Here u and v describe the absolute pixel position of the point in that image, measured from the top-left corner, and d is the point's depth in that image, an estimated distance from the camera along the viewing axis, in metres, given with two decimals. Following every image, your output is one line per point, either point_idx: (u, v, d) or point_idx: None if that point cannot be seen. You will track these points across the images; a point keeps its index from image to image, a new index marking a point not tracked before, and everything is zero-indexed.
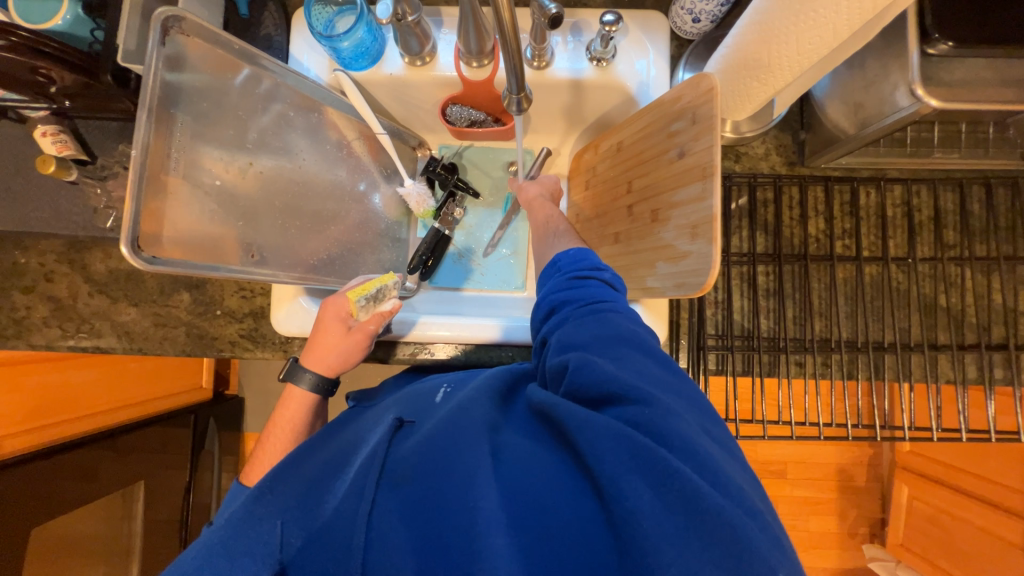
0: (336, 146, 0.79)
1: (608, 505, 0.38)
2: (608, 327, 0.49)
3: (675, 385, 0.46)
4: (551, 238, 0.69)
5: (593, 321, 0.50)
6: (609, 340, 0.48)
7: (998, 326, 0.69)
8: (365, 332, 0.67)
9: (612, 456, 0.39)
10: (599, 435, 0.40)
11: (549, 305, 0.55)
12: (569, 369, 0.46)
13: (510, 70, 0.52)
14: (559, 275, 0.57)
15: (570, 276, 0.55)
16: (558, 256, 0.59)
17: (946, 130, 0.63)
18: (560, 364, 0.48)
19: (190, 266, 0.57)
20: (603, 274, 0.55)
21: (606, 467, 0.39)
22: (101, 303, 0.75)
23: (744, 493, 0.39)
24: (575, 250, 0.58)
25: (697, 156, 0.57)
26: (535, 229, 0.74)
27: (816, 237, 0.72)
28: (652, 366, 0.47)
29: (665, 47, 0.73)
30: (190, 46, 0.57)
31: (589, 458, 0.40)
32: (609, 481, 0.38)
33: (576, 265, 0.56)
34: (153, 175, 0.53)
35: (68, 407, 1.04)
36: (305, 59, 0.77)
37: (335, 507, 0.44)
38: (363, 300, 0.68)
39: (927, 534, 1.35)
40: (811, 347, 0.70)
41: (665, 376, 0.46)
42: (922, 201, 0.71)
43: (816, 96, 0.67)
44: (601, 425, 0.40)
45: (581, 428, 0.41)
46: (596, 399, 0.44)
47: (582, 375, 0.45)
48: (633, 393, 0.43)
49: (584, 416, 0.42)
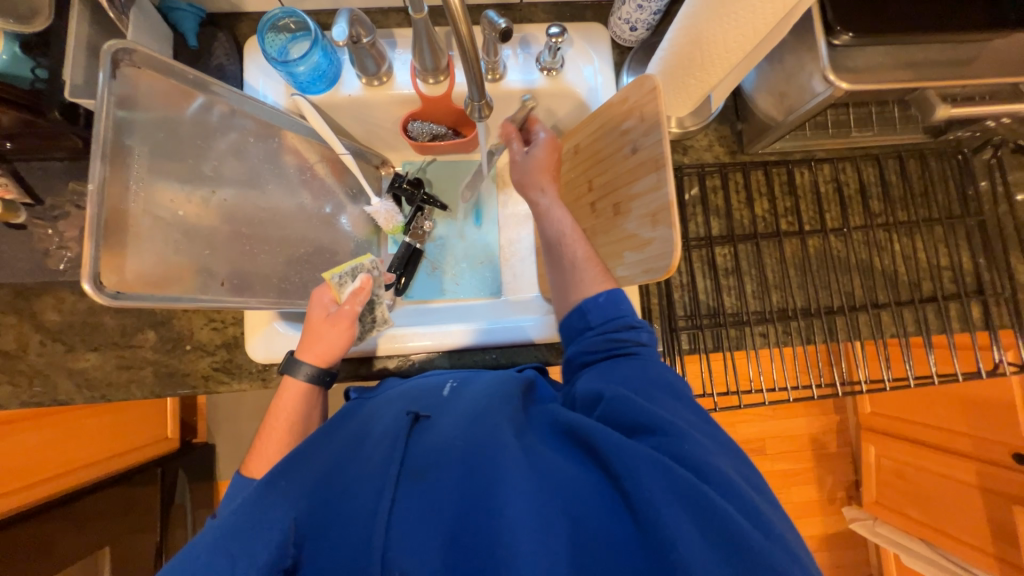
0: (297, 170, 0.80)
1: (639, 519, 0.41)
2: (645, 372, 0.53)
3: (706, 427, 0.50)
4: (572, 273, 0.61)
5: (626, 363, 0.54)
6: (646, 385, 0.52)
7: (927, 281, 0.77)
8: (348, 314, 0.67)
9: (656, 486, 0.42)
10: (641, 463, 0.43)
11: (584, 351, 0.57)
12: (609, 398, 0.50)
13: (471, 80, 0.54)
14: (591, 333, 0.57)
15: (605, 334, 0.56)
16: (585, 304, 0.58)
17: (860, 112, 0.73)
18: (597, 391, 0.52)
19: (156, 299, 0.56)
20: (641, 333, 0.57)
21: (645, 487, 0.42)
22: (56, 352, 0.71)
23: (772, 524, 0.42)
24: (606, 295, 0.57)
25: (648, 150, 0.62)
26: (548, 249, 0.64)
27: (763, 217, 0.78)
28: (686, 410, 0.50)
29: (608, 55, 0.78)
30: (140, 78, 0.56)
31: (626, 479, 0.43)
32: (644, 498, 0.41)
33: (610, 321, 0.57)
34: (113, 209, 0.51)
35: (21, 475, 0.95)
36: (261, 85, 0.77)
37: (350, 499, 0.46)
38: (340, 277, 0.71)
39: (896, 487, 1.42)
40: (772, 317, 0.76)
41: (699, 422, 0.50)
42: (848, 176, 0.79)
43: (745, 90, 0.75)
44: (643, 453, 0.43)
45: (620, 452, 0.44)
46: (631, 425, 0.48)
47: (622, 403, 0.49)
48: (671, 428, 0.46)
49: (623, 441, 0.44)
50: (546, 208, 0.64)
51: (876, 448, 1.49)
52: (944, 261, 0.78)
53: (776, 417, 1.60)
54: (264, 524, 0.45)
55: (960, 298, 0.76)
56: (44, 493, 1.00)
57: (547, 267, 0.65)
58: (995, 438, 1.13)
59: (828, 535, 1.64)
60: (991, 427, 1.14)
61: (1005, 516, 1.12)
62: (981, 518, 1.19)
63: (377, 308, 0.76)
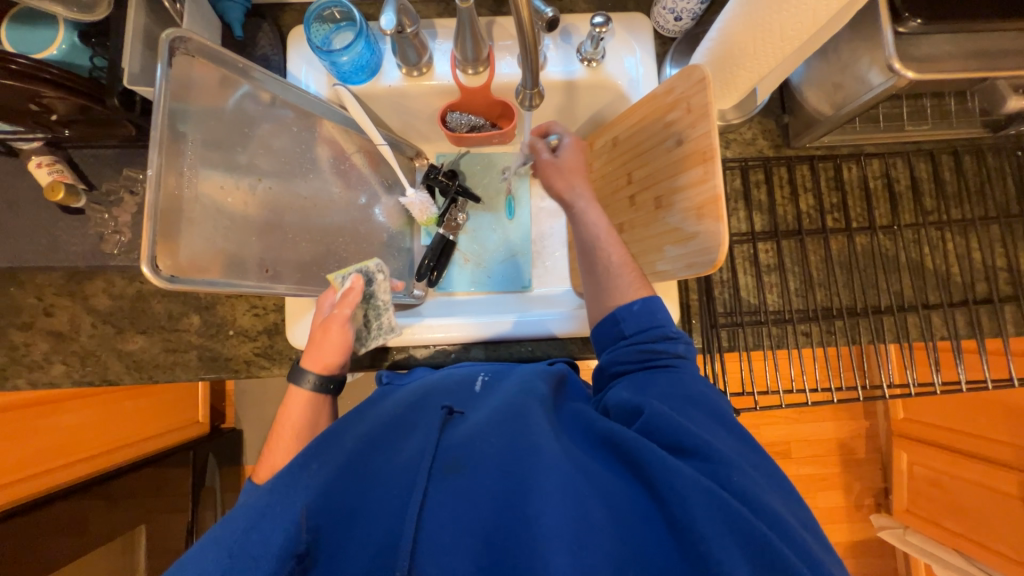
0: (333, 161, 0.79)
1: (681, 541, 0.41)
2: (683, 388, 0.53)
3: (749, 454, 0.49)
4: (608, 280, 0.60)
5: (666, 377, 0.54)
6: (684, 401, 0.51)
7: (981, 282, 0.74)
8: (339, 319, 0.66)
9: (706, 515, 0.41)
10: (688, 487, 0.42)
11: (617, 360, 0.57)
12: (647, 414, 0.49)
13: (528, 67, 0.58)
14: (626, 344, 0.57)
15: (638, 345, 0.56)
16: (619, 312, 0.58)
17: (913, 105, 0.70)
18: (634, 405, 0.51)
19: (208, 283, 0.57)
20: (678, 343, 0.57)
21: (687, 508, 0.41)
22: (106, 334, 0.73)
23: (819, 560, 0.40)
24: (641, 304, 0.57)
25: (694, 142, 0.61)
26: (582, 252, 0.63)
27: (808, 213, 0.76)
28: (732, 437, 0.49)
29: (651, 45, 0.77)
30: (193, 65, 0.57)
31: (671, 502, 0.42)
32: (687, 519, 0.41)
33: (644, 332, 0.57)
34: (168, 195, 0.53)
35: (64, 452, 0.99)
36: (304, 75, 0.78)
37: (382, 489, 0.46)
38: (343, 277, 0.70)
39: (930, 497, 1.37)
40: (816, 316, 0.74)
41: (743, 448, 0.49)
42: (899, 172, 0.76)
43: (793, 83, 0.73)
44: (692, 478, 0.42)
45: (665, 473, 0.43)
46: (673, 444, 0.47)
47: (662, 418, 0.48)
48: (714, 451, 0.45)
49: (668, 462, 0.43)
50: (584, 209, 0.63)
51: (907, 455, 1.45)
52: (999, 262, 0.75)
53: (804, 421, 1.56)
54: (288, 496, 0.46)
55: (1016, 300, 0.73)
56: (86, 470, 1.04)
57: (580, 269, 0.64)
58: None
59: (855, 543, 1.60)
60: None
61: None
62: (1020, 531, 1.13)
63: (382, 316, 0.73)
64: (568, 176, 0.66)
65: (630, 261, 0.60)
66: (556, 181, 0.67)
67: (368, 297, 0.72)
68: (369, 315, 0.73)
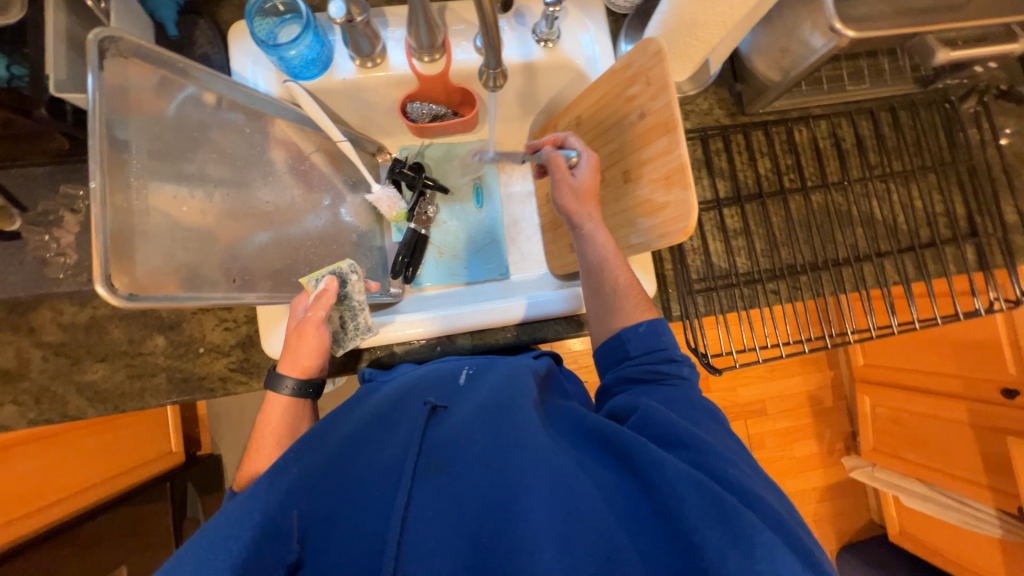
0: (291, 163, 0.75)
1: (669, 531, 0.41)
2: (685, 398, 0.54)
3: (742, 455, 0.49)
4: (614, 301, 0.61)
5: (669, 389, 0.55)
6: (686, 408, 0.53)
7: (924, 227, 0.80)
8: (312, 321, 0.63)
9: (699, 509, 0.40)
10: (682, 481, 0.42)
11: (622, 378, 0.58)
12: (644, 412, 0.50)
13: (488, 48, 0.59)
14: (630, 363, 0.58)
15: (643, 364, 0.57)
16: (625, 334, 0.59)
17: (851, 67, 0.77)
18: (633, 405, 0.52)
19: (174, 297, 0.54)
20: (682, 366, 0.58)
21: (679, 502, 0.41)
22: (61, 365, 0.68)
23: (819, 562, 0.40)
24: (647, 325, 0.59)
25: (657, 114, 0.62)
26: (588, 274, 0.63)
27: (766, 175, 0.80)
28: (724, 436, 0.50)
29: (604, 23, 0.77)
30: (128, 68, 0.54)
31: (663, 495, 0.42)
32: (679, 512, 0.40)
33: (650, 353, 0.58)
34: (117, 210, 0.49)
35: (26, 501, 0.91)
36: (250, 73, 0.75)
37: (366, 491, 0.45)
38: (316, 280, 0.67)
39: (894, 434, 1.46)
40: (782, 273, 0.77)
41: (736, 449, 0.50)
42: (844, 131, 0.81)
43: (742, 52, 0.75)
44: (685, 472, 0.42)
45: (656, 466, 0.43)
46: (666, 439, 0.47)
47: (656, 416, 0.49)
48: (708, 447, 0.45)
49: (661, 455, 0.43)
50: (591, 232, 0.63)
51: (871, 398, 1.54)
52: (938, 208, 0.81)
53: (775, 378, 1.65)
54: (266, 494, 0.44)
55: (955, 242, 0.79)
56: (26, 529, 0.92)
57: (586, 293, 0.64)
58: (984, 377, 1.17)
59: (832, 486, 1.71)
60: (979, 367, 1.18)
61: (997, 451, 1.16)
62: (974, 457, 1.22)
63: (359, 316, 0.70)
64: (581, 198, 0.64)
65: (634, 281, 0.61)
66: (568, 200, 0.64)
67: (342, 298, 0.69)
68: (344, 318, 0.70)
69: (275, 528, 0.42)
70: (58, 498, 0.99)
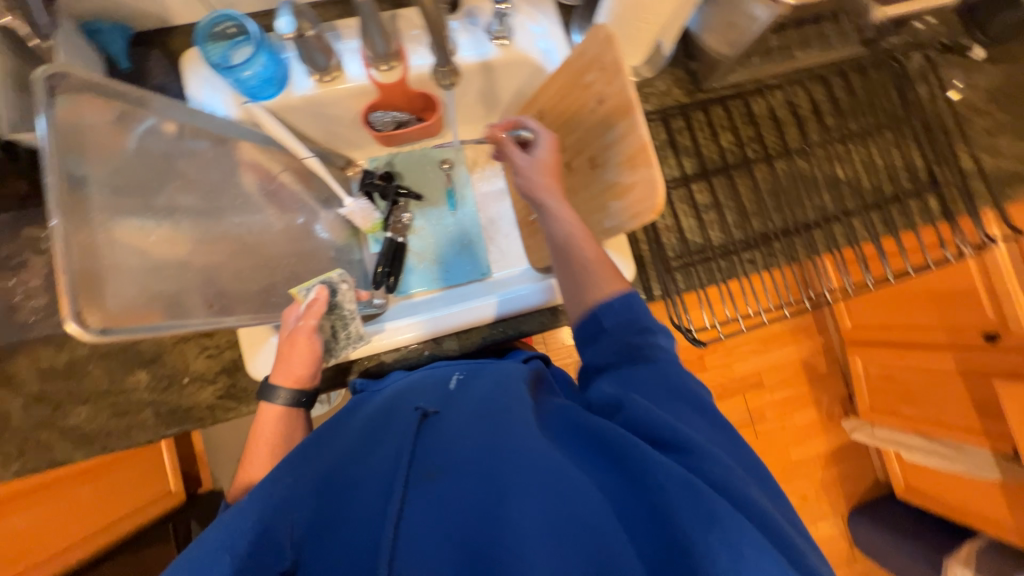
0: (260, 185, 0.75)
1: (657, 528, 0.40)
2: (667, 380, 0.50)
3: (731, 447, 0.48)
4: (584, 276, 0.58)
5: (647, 369, 0.51)
6: (668, 393, 0.50)
7: (888, 183, 0.82)
8: (304, 330, 0.63)
9: (684, 504, 0.40)
10: (668, 477, 0.41)
11: (598, 357, 0.54)
12: (627, 410, 0.48)
13: (437, 43, 0.61)
14: (607, 336, 0.54)
15: (619, 338, 0.53)
16: (598, 309, 0.55)
17: (801, 33, 0.78)
18: (614, 400, 0.50)
19: (148, 328, 0.51)
20: (656, 335, 0.53)
21: (665, 499, 0.41)
22: (42, 412, 0.67)
23: (797, 548, 0.41)
24: (620, 299, 0.55)
25: (615, 98, 0.62)
26: (556, 252, 0.61)
27: (730, 148, 0.81)
28: (710, 427, 0.49)
29: (555, 15, 0.79)
30: (80, 103, 0.51)
31: (648, 490, 0.42)
32: (668, 510, 0.40)
33: (623, 324, 0.54)
34: (82, 247, 0.46)
35: (29, 553, 0.89)
36: (207, 98, 0.75)
37: (357, 501, 0.45)
38: (306, 289, 0.67)
39: (889, 392, 1.48)
40: (756, 243, 0.79)
41: (728, 446, 0.49)
42: (800, 98, 0.83)
43: (691, 31, 0.77)
44: (666, 465, 0.42)
45: (642, 461, 0.43)
46: (651, 438, 0.46)
47: (640, 414, 0.47)
48: (693, 446, 0.44)
49: (646, 452, 0.43)
50: (554, 209, 0.61)
51: (862, 359, 1.57)
52: (898, 163, 0.83)
53: (768, 349, 1.68)
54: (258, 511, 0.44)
55: (919, 195, 0.81)
56: None
57: (556, 272, 0.61)
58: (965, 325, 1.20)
59: (836, 450, 1.72)
60: (957, 316, 1.21)
61: (988, 397, 1.18)
62: (969, 407, 1.24)
63: (349, 323, 0.69)
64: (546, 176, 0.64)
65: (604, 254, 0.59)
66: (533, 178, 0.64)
67: (333, 307, 0.69)
68: (336, 326, 0.70)
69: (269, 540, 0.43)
70: (63, 547, 0.97)
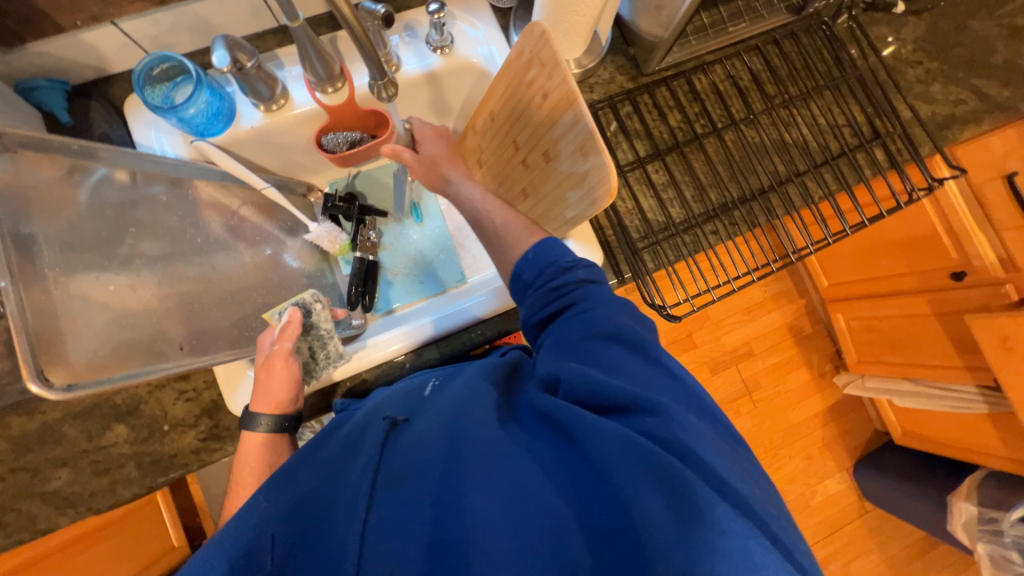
0: (222, 222, 0.74)
1: (607, 496, 0.41)
2: (593, 326, 0.50)
3: (687, 401, 0.47)
4: (500, 241, 0.59)
5: (579, 320, 0.51)
6: (599, 339, 0.49)
7: (832, 140, 0.85)
8: (281, 353, 0.63)
9: (624, 467, 0.41)
10: (608, 441, 0.42)
11: (533, 310, 0.53)
12: (566, 380, 0.47)
13: (369, 61, 0.62)
14: (533, 290, 0.53)
15: (544, 287, 0.53)
16: (517, 266, 0.55)
17: (729, 9, 0.81)
18: (553, 375, 0.49)
19: (116, 378, 0.50)
20: (577, 272, 0.53)
21: (608, 463, 0.41)
22: (20, 481, 0.65)
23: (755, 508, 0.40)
24: (534, 248, 0.54)
25: (557, 91, 0.63)
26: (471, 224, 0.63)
27: (678, 126, 0.83)
28: (663, 376, 0.48)
29: (492, 19, 0.80)
30: (21, 160, 0.50)
31: (596, 460, 0.42)
32: (614, 478, 0.41)
33: (545, 271, 0.53)
34: (37, 306, 0.45)
35: None
36: (155, 142, 0.74)
37: (330, 515, 0.45)
38: (279, 314, 0.69)
39: (872, 342, 1.52)
40: (715, 213, 0.80)
41: (698, 412, 0.47)
42: (739, 70, 0.86)
43: (625, 18, 0.80)
44: (608, 431, 0.42)
45: (589, 433, 0.43)
46: (596, 406, 0.46)
47: (574, 378, 0.47)
48: (640, 407, 0.44)
49: (589, 420, 0.43)
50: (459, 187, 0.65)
51: (844, 315, 1.60)
52: (840, 120, 0.86)
53: (752, 318, 1.71)
54: (236, 533, 0.45)
55: (863, 147, 0.84)
56: None
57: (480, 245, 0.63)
58: (932, 268, 1.24)
59: (833, 407, 1.76)
60: (919, 260, 1.26)
61: (963, 333, 1.22)
62: (948, 346, 1.27)
63: (327, 342, 0.70)
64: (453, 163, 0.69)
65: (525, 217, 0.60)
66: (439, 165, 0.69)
67: (309, 328, 0.71)
68: (314, 346, 0.70)
69: (247, 561, 0.42)
70: None
